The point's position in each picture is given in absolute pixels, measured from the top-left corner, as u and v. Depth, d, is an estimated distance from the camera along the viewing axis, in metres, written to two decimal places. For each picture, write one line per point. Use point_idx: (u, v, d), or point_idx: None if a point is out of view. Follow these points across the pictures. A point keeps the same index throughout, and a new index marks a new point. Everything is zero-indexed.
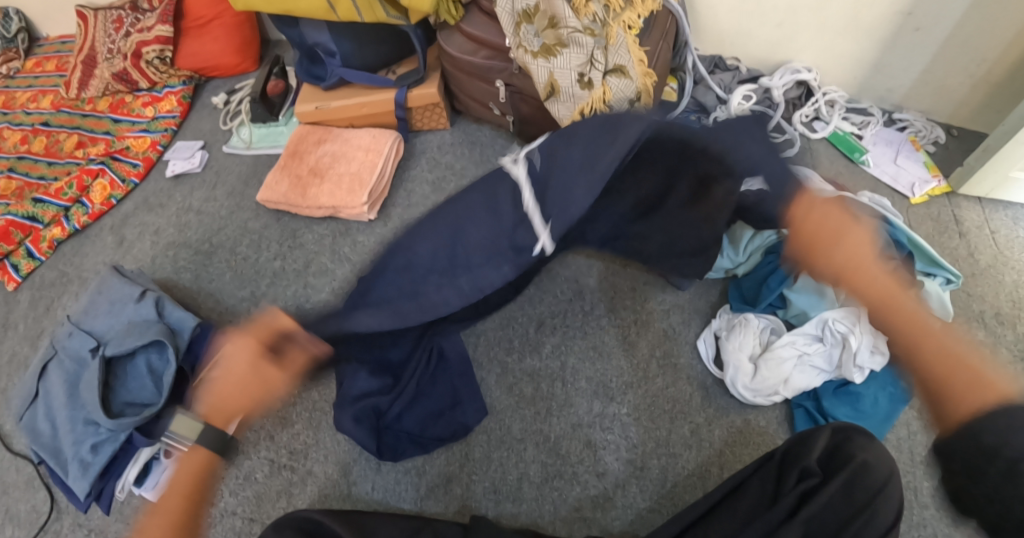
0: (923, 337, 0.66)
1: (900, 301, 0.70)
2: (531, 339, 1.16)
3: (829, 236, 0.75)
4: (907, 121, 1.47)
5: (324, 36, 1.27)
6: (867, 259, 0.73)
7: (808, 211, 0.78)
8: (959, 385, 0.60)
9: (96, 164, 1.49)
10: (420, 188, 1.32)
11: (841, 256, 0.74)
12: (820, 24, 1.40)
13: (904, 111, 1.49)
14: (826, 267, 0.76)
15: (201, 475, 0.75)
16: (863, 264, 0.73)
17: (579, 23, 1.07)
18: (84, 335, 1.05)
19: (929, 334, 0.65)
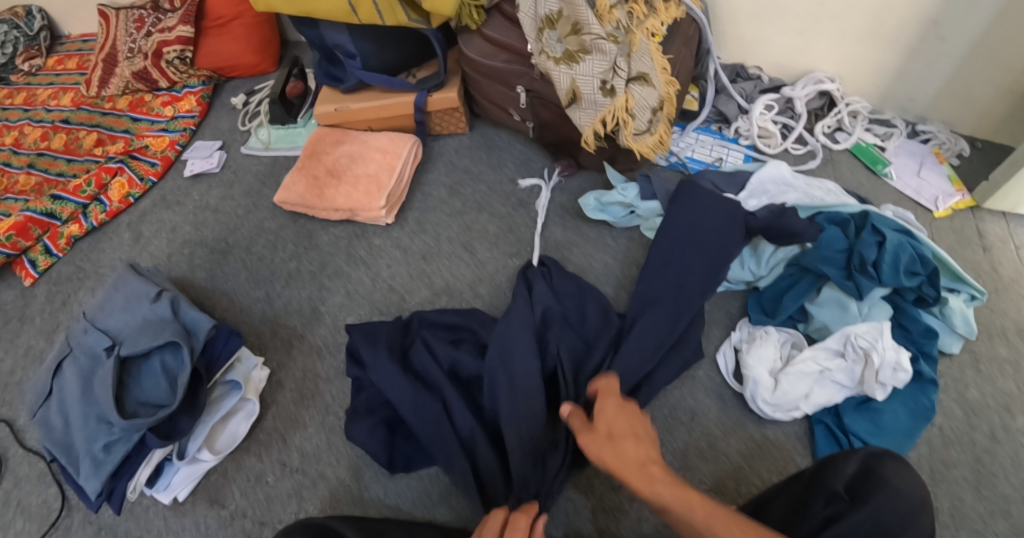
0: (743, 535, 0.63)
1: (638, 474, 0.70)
2: None
3: (631, 441, 0.73)
4: (930, 133, 1.45)
5: (343, 38, 1.27)
6: (644, 454, 0.72)
7: (611, 413, 0.77)
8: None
9: (115, 163, 1.50)
10: (437, 191, 1.30)
11: (610, 454, 0.72)
12: (841, 30, 1.39)
13: (929, 122, 1.47)
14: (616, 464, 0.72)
15: None
16: (637, 464, 0.71)
17: (603, 29, 1.06)
18: (99, 332, 1.00)
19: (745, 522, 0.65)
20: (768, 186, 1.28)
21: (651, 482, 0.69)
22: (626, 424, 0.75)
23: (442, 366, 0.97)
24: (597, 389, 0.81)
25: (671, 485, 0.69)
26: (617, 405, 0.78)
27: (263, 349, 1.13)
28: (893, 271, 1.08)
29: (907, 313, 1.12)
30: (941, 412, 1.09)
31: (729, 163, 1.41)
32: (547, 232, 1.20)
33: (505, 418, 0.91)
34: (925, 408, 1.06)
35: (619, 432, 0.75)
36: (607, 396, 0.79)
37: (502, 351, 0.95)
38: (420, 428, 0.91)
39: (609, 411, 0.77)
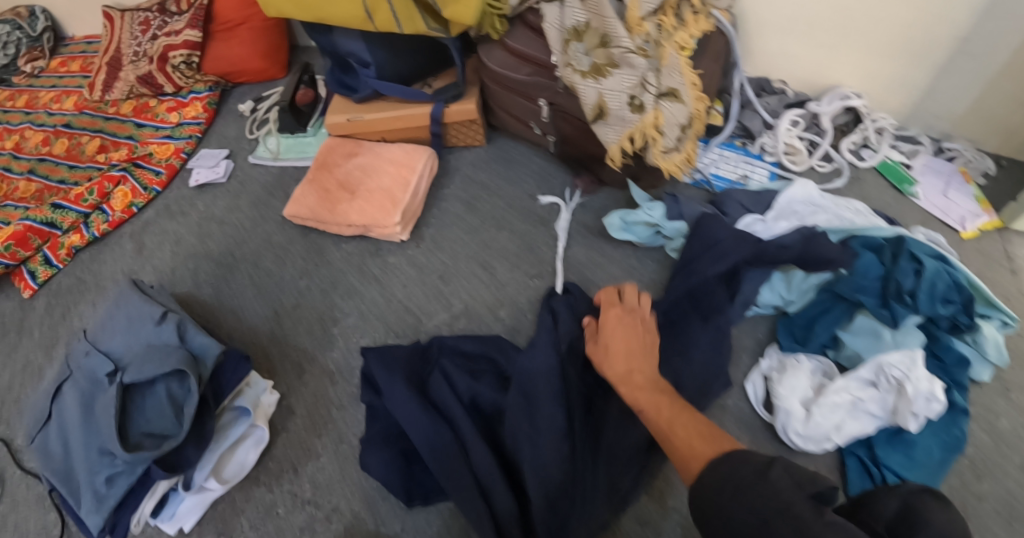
0: (700, 440, 0.74)
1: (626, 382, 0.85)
2: None
3: (625, 354, 0.88)
4: (954, 151, 1.41)
5: (356, 45, 1.22)
6: (632, 365, 0.86)
7: (612, 326, 0.92)
8: (695, 467, 0.71)
9: (118, 171, 1.45)
10: (454, 207, 1.25)
11: (606, 360, 0.88)
12: (869, 45, 1.35)
13: (954, 140, 1.43)
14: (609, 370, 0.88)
15: None
16: (625, 375, 0.86)
17: (633, 43, 1.01)
18: (101, 356, 0.96)
19: (707, 434, 0.74)
20: (795, 206, 1.23)
21: (633, 389, 0.84)
22: (625, 339, 0.89)
23: (462, 399, 0.92)
24: (605, 301, 0.96)
25: (651, 395, 0.83)
26: (625, 321, 0.92)
27: (272, 372, 1.08)
28: (929, 300, 1.05)
29: (940, 342, 1.07)
30: (970, 441, 1.05)
31: (755, 181, 1.36)
32: (569, 252, 1.16)
33: (525, 458, 0.84)
34: (955, 438, 1.01)
35: (620, 346, 0.89)
36: (611, 313, 0.94)
37: (524, 385, 0.89)
38: (434, 464, 0.85)
39: (611, 325, 0.92)
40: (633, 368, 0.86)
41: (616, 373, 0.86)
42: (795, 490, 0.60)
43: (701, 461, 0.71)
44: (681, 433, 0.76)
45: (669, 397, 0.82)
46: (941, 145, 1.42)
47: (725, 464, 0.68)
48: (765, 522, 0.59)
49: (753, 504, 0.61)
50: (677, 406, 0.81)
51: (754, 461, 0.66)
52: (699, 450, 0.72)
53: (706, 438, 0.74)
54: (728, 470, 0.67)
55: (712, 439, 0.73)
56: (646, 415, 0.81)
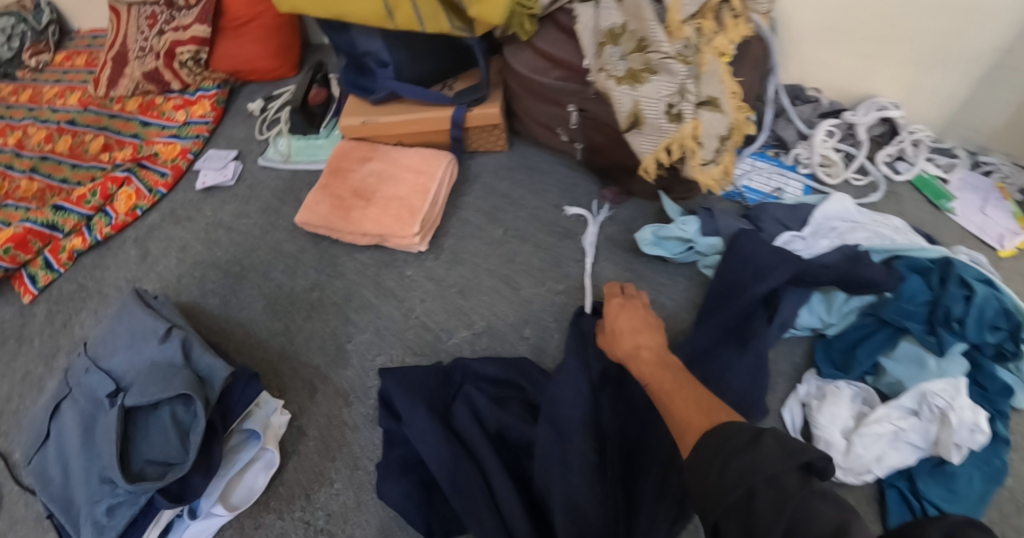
0: (696, 413, 0.70)
1: (634, 360, 0.84)
2: None
3: (631, 333, 0.88)
4: (992, 165, 1.34)
5: (375, 45, 1.16)
6: (641, 345, 0.86)
7: (619, 313, 0.92)
8: (690, 439, 0.67)
9: (122, 171, 1.38)
10: (475, 216, 1.19)
11: (616, 342, 0.88)
12: (910, 54, 1.28)
13: (989, 153, 1.36)
14: (619, 351, 0.88)
15: None
16: (633, 354, 0.85)
17: (672, 48, 0.94)
18: (102, 374, 0.90)
19: (705, 407, 0.71)
20: (833, 221, 1.17)
21: (642, 365, 0.83)
22: (631, 322, 0.89)
23: (488, 429, 0.87)
24: (611, 291, 0.97)
25: (658, 370, 0.81)
26: (631, 307, 0.93)
27: (283, 390, 1.03)
28: (979, 328, 0.98)
29: (984, 369, 1.00)
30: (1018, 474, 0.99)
31: (789, 194, 1.30)
32: (596, 268, 1.10)
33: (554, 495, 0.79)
34: (996, 471, 0.95)
35: (626, 327, 0.89)
36: (619, 305, 0.94)
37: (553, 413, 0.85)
38: (455, 499, 0.79)
39: (620, 316, 0.92)
40: (639, 346, 0.85)
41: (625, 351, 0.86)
42: (780, 458, 0.57)
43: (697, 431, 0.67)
44: (677, 407, 0.73)
45: (673, 374, 0.80)
46: (978, 159, 1.35)
47: (719, 432, 0.65)
48: (749, 490, 0.56)
49: (737, 472, 0.58)
50: (682, 379, 0.78)
51: (743, 430, 0.62)
52: (695, 422, 0.69)
53: (703, 410, 0.70)
54: (720, 439, 0.63)
55: (710, 411, 0.70)
56: (652, 389, 0.79)
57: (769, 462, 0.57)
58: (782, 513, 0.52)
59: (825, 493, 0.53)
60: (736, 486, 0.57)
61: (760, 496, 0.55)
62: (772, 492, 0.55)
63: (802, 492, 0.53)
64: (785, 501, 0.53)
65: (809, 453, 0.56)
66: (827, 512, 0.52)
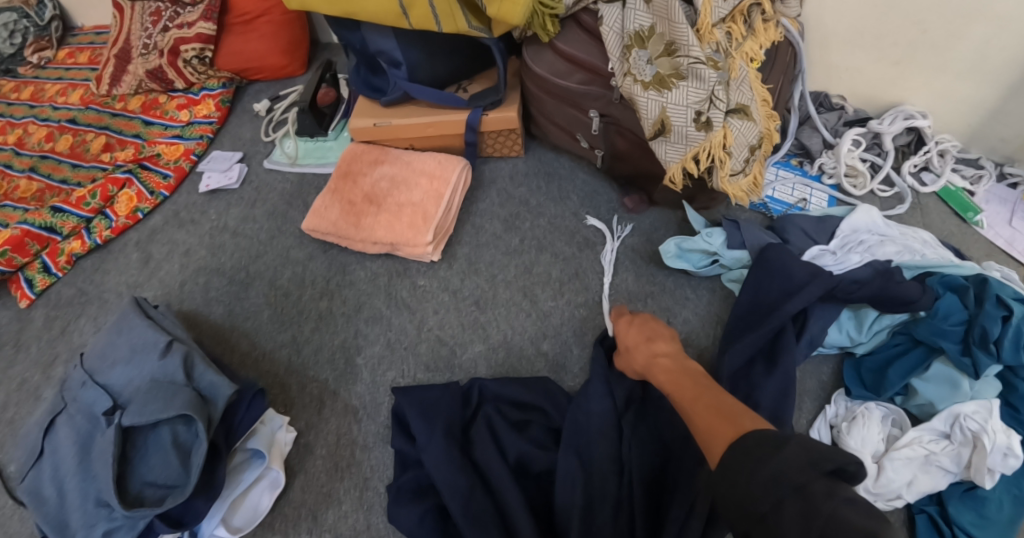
0: (720, 421, 0.66)
1: (652, 373, 0.82)
2: None
3: (644, 345, 0.85)
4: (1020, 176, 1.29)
5: (388, 44, 1.11)
6: (654, 355, 0.83)
7: (627, 325, 0.90)
8: (715, 449, 0.63)
9: (123, 173, 1.34)
10: (491, 224, 1.15)
11: (631, 357, 0.86)
12: (942, 62, 1.24)
13: (1016, 164, 1.31)
14: (635, 364, 0.85)
15: None
16: (649, 367, 0.82)
17: (703, 52, 0.90)
18: (99, 389, 0.86)
19: (729, 415, 0.66)
20: (861, 233, 1.13)
21: (660, 376, 0.80)
22: (642, 335, 0.86)
23: (507, 459, 0.83)
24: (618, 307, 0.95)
25: (676, 377, 0.78)
26: (639, 321, 0.90)
27: (289, 405, 0.98)
28: (1017, 350, 0.91)
29: (1018, 391, 0.94)
30: None
31: (813, 205, 1.26)
32: (618, 281, 1.05)
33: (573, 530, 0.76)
34: None
35: (638, 339, 0.86)
36: (627, 318, 0.91)
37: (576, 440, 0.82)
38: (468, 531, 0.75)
39: (628, 328, 0.89)
40: (654, 358, 0.83)
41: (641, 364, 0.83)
42: (805, 466, 0.53)
43: (722, 443, 0.63)
44: (701, 416, 0.69)
45: (693, 383, 0.76)
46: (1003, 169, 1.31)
47: (741, 444, 0.60)
48: (777, 502, 0.52)
49: (764, 482, 0.54)
50: (700, 384, 0.75)
51: (769, 437, 0.58)
52: (720, 430, 0.65)
53: (726, 418, 0.66)
54: (744, 448, 0.59)
55: (733, 418, 0.65)
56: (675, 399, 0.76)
57: (796, 471, 0.53)
58: (810, 520, 0.48)
59: (854, 500, 0.48)
60: (764, 499, 0.53)
61: (788, 506, 0.51)
62: (800, 499, 0.50)
63: (831, 498, 0.48)
64: (814, 509, 0.49)
65: (836, 458, 0.52)
66: (856, 519, 0.46)
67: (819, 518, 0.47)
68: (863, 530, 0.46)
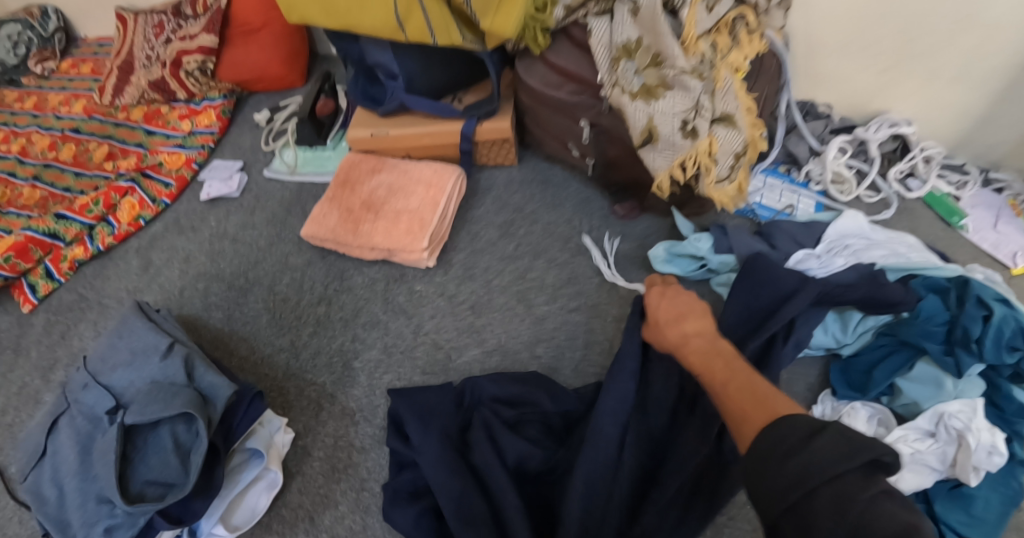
0: (754, 405, 0.67)
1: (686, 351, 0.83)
2: None
3: (676, 322, 0.86)
4: (1004, 182, 1.33)
5: (386, 56, 1.15)
6: (688, 335, 0.84)
7: (661, 302, 0.90)
8: (747, 433, 0.64)
9: (126, 181, 1.37)
10: (486, 231, 1.18)
11: (665, 334, 0.87)
12: (929, 70, 1.27)
13: (1001, 170, 1.35)
14: (666, 343, 0.87)
15: None
16: (684, 345, 0.83)
17: (687, 63, 0.93)
18: (101, 390, 0.88)
19: (763, 398, 0.67)
20: (848, 239, 1.16)
21: (694, 355, 0.81)
22: (674, 312, 0.88)
23: (507, 464, 0.84)
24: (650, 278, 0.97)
25: (711, 359, 0.79)
26: (673, 295, 0.90)
27: (287, 407, 1.01)
28: (997, 348, 0.94)
29: (1002, 390, 0.97)
30: None
31: (801, 211, 1.29)
32: (608, 285, 1.08)
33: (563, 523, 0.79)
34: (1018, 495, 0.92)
35: (670, 319, 0.87)
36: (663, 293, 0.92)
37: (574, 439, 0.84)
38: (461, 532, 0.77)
39: (663, 304, 0.90)
40: (689, 337, 0.84)
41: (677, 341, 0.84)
42: (841, 456, 0.53)
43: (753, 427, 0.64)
44: (734, 399, 0.70)
45: (726, 365, 0.77)
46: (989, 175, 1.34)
47: (771, 430, 0.60)
48: (809, 490, 0.52)
49: (794, 470, 0.55)
50: (734, 367, 0.76)
51: (803, 424, 0.58)
52: (753, 415, 0.65)
53: (759, 401, 0.67)
54: (774, 435, 0.59)
55: (766, 402, 0.66)
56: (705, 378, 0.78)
57: (831, 461, 0.53)
58: (845, 514, 0.49)
59: (890, 493, 0.50)
60: (793, 486, 0.54)
61: (820, 497, 0.52)
62: (833, 491, 0.51)
63: (867, 491, 0.50)
64: (850, 502, 0.50)
65: (875, 449, 0.52)
66: (894, 513, 0.48)
67: (855, 510, 0.49)
68: (898, 521, 0.47)
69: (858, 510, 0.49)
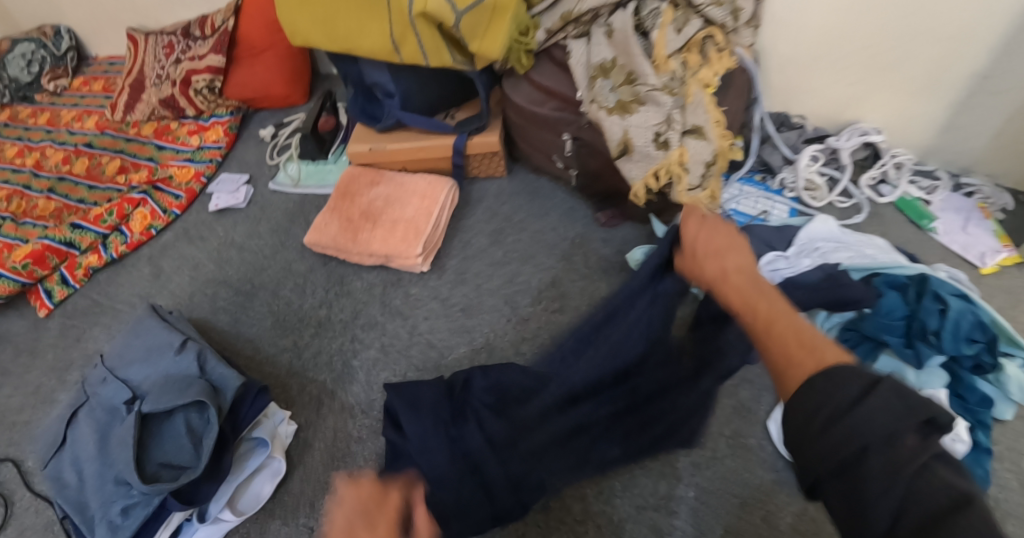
0: (799, 348, 0.66)
1: (724, 284, 0.80)
2: None
3: (721, 258, 0.82)
4: (974, 186, 1.40)
5: (383, 77, 1.23)
6: (731, 266, 0.80)
7: (705, 233, 0.86)
8: (796, 381, 0.63)
9: (138, 193, 1.45)
10: (477, 239, 1.25)
11: (708, 266, 0.83)
12: (895, 82, 1.36)
13: (972, 174, 1.42)
14: (706, 275, 0.83)
15: None
16: (725, 277, 0.80)
17: (659, 81, 1.02)
18: (119, 383, 0.96)
19: (809, 344, 0.66)
20: (818, 242, 1.23)
21: (736, 288, 0.78)
22: (719, 247, 0.83)
23: None
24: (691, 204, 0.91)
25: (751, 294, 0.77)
26: (715, 225, 0.86)
27: (290, 402, 1.08)
28: (954, 339, 1.03)
29: (963, 381, 1.04)
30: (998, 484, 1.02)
31: (775, 217, 1.36)
32: (590, 287, 1.15)
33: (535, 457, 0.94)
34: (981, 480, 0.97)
35: (709, 253, 0.84)
36: (703, 222, 0.87)
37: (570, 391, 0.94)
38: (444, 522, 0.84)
39: (706, 236, 0.85)
40: (732, 269, 0.80)
41: (718, 272, 0.81)
42: (899, 417, 0.55)
43: (801, 373, 0.63)
44: (779, 342, 0.69)
45: (769, 301, 0.75)
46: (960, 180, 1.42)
47: (822, 378, 0.60)
48: (862, 450, 0.55)
49: (845, 429, 0.57)
50: (778, 305, 0.74)
51: (849, 387, 0.58)
52: (800, 358, 0.65)
53: (805, 346, 0.66)
54: (825, 389, 0.60)
55: (812, 347, 0.65)
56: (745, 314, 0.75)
57: (887, 422, 0.55)
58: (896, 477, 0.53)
59: (942, 456, 0.54)
60: (837, 457, 0.56)
61: (871, 459, 0.55)
62: (885, 457, 0.54)
63: (923, 454, 0.54)
64: (902, 465, 0.53)
65: (930, 410, 0.55)
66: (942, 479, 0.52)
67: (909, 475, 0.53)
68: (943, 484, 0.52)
69: (908, 479, 0.53)
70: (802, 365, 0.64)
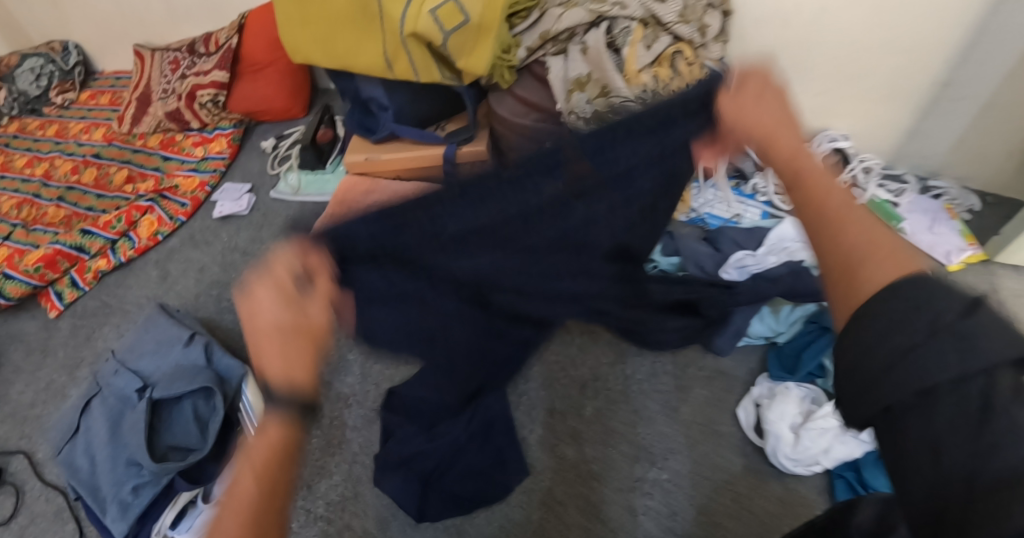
0: (872, 249, 0.51)
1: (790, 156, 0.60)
2: (568, 427, 1.15)
3: (779, 126, 0.63)
4: (941, 189, 1.48)
5: (377, 91, 1.32)
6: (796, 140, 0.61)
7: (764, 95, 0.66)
8: (859, 292, 0.49)
9: (146, 201, 1.54)
10: None
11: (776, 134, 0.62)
12: (860, 91, 1.44)
13: (941, 177, 1.50)
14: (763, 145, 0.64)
15: (290, 449, 0.55)
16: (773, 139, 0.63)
17: (631, 92, 1.09)
18: (130, 374, 1.04)
19: (892, 249, 0.50)
20: (792, 242, 1.29)
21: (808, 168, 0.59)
22: (778, 114, 0.64)
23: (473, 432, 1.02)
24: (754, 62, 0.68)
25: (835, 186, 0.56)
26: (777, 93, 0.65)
27: None
28: None
29: None
30: None
31: (747, 219, 1.44)
32: None
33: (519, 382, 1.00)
34: None
35: (785, 165, 0.61)
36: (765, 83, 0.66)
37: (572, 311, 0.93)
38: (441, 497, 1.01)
39: (765, 100, 0.65)
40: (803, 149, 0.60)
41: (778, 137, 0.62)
42: (993, 349, 0.40)
43: (873, 281, 0.48)
44: (870, 262, 0.49)
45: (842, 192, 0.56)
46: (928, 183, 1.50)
47: (898, 294, 0.46)
48: (933, 393, 0.41)
49: (910, 362, 0.42)
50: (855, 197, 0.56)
51: (914, 325, 0.43)
52: (873, 267, 0.49)
53: (881, 247, 0.50)
54: (891, 313, 0.45)
55: (893, 251, 0.50)
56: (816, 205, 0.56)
57: (974, 358, 0.40)
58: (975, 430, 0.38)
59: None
60: (874, 405, 0.44)
61: (942, 402, 0.40)
62: (958, 399, 0.40)
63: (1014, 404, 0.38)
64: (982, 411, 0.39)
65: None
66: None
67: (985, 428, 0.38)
68: None
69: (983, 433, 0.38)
70: (863, 256, 0.51)
